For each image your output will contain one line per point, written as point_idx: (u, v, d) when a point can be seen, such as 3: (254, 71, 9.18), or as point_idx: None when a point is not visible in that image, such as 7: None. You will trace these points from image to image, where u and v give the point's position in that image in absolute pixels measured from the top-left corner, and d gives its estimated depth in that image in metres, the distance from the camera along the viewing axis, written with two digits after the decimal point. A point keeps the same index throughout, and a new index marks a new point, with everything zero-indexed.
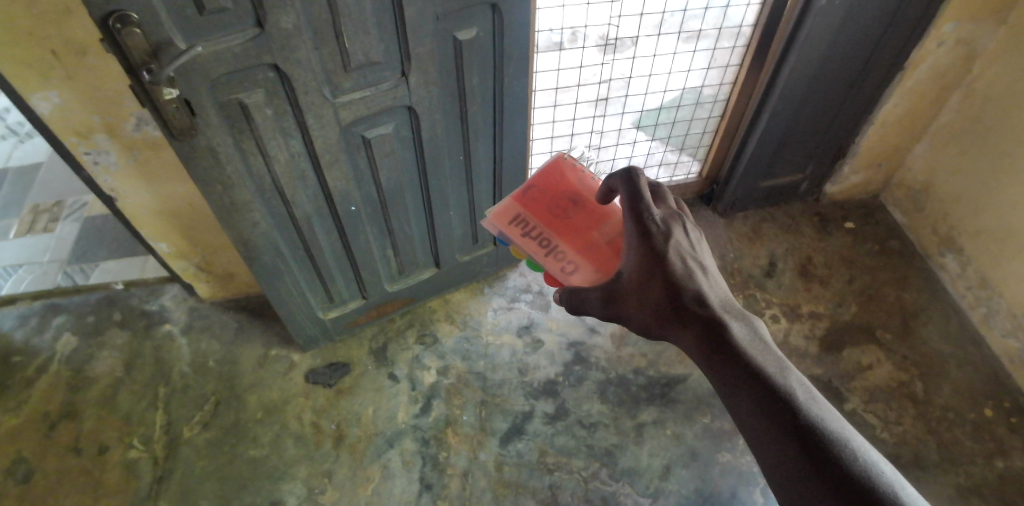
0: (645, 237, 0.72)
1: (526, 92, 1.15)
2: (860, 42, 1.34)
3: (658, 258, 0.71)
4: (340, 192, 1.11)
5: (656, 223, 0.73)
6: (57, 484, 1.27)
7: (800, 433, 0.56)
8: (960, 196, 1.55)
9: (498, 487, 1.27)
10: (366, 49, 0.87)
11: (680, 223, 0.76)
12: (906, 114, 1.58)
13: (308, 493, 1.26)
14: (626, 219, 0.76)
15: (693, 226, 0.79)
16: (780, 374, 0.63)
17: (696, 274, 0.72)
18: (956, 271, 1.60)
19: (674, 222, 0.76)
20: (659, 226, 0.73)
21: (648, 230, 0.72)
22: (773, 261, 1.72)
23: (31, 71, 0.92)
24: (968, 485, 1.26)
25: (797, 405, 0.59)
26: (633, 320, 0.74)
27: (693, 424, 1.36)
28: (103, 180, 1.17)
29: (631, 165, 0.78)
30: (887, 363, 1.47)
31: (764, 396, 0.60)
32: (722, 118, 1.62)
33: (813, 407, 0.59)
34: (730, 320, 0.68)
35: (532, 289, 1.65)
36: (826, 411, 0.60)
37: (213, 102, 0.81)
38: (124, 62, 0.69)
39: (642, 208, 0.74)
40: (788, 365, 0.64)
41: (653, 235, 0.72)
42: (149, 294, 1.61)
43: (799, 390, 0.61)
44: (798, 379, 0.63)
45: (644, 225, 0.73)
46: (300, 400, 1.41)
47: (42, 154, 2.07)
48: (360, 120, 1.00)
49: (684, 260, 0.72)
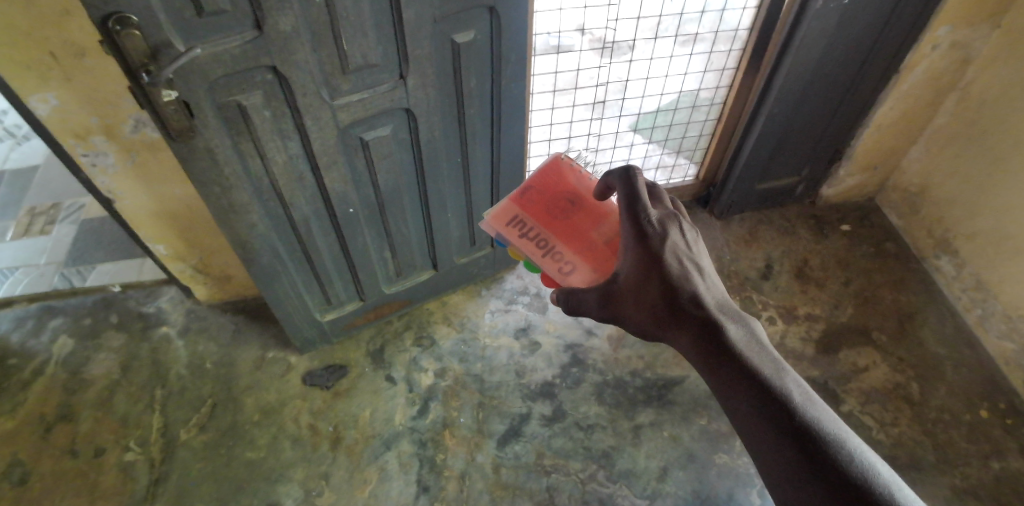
0: (642, 239, 0.72)
1: (524, 94, 1.16)
2: (855, 45, 1.35)
3: (655, 260, 0.71)
4: (338, 194, 1.12)
5: (654, 224, 0.73)
6: (53, 486, 1.27)
7: (798, 435, 0.56)
8: (955, 199, 1.56)
9: (496, 489, 1.27)
10: (365, 52, 0.88)
11: (678, 223, 0.76)
12: (901, 118, 1.59)
13: (304, 495, 1.26)
14: (624, 220, 0.76)
15: (691, 226, 0.79)
16: (777, 375, 0.63)
17: (694, 274, 0.73)
18: (951, 273, 1.61)
19: (672, 223, 0.75)
20: (656, 227, 0.73)
21: (646, 230, 0.72)
22: (770, 264, 1.72)
23: (30, 72, 0.92)
24: (964, 486, 1.26)
25: (795, 406, 0.59)
26: (631, 321, 0.74)
27: (690, 426, 1.36)
28: (101, 182, 1.17)
29: (630, 165, 0.78)
30: (883, 365, 1.48)
31: (761, 398, 0.60)
32: (718, 121, 1.63)
33: (810, 408, 0.59)
34: (727, 321, 0.68)
35: (529, 291, 1.65)
36: (823, 411, 0.60)
37: (212, 103, 0.81)
38: (123, 64, 0.69)
39: (639, 209, 0.74)
40: (785, 365, 0.65)
41: (651, 236, 0.72)
42: (146, 296, 1.61)
43: (796, 391, 0.61)
44: (795, 380, 0.63)
45: (642, 226, 0.73)
46: (298, 402, 1.41)
47: (40, 156, 2.07)
48: (358, 122, 1.00)
49: (681, 261, 0.72)
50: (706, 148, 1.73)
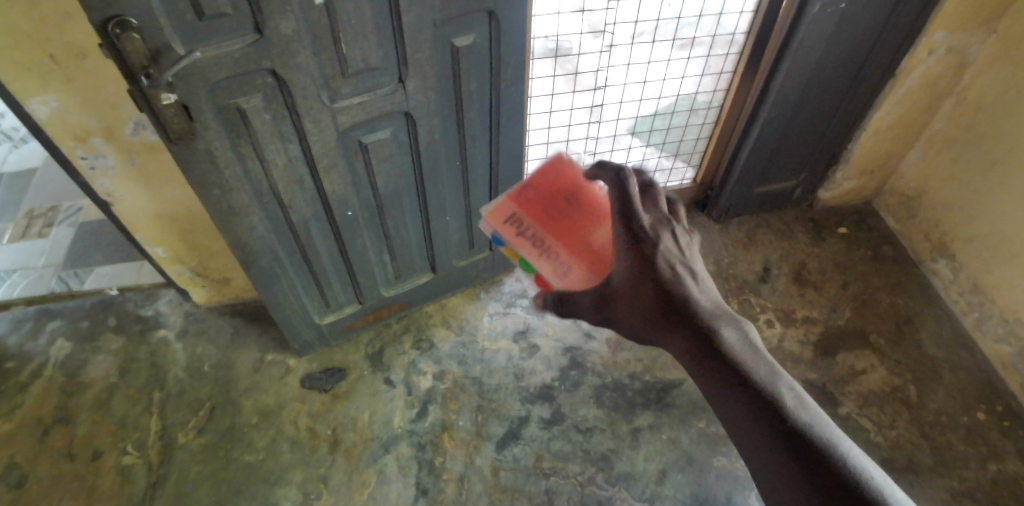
0: (636, 245, 0.72)
1: (523, 98, 1.16)
2: (852, 50, 1.36)
3: (648, 265, 0.71)
4: (338, 197, 1.12)
5: (645, 229, 0.73)
6: (49, 489, 1.26)
7: (789, 438, 0.57)
8: (952, 202, 1.57)
9: (494, 492, 1.27)
10: (365, 55, 0.88)
11: (670, 227, 0.76)
12: (897, 121, 1.60)
13: (302, 498, 1.26)
14: (615, 225, 0.75)
15: (683, 230, 0.79)
16: (769, 379, 0.63)
17: (686, 278, 0.73)
18: (948, 276, 1.62)
19: (664, 227, 0.76)
20: (649, 233, 0.72)
21: (638, 236, 0.72)
22: (768, 267, 1.73)
23: (30, 75, 0.93)
24: (962, 489, 1.26)
25: (786, 409, 0.60)
26: (626, 324, 0.75)
27: (689, 429, 1.36)
28: (100, 184, 1.18)
29: (619, 163, 0.75)
30: (881, 368, 1.48)
31: (752, 401, 0.61)
32: (716, 124, 1.64)
33: (802, 412, 0.60)
34: (721, 326, 0.69)
35: (528, 294, 1.65)
36: (815, 415, 0.61)
37: (212, 106, 0.82)
38: (123, 67, 0.69)
39: (630, 214, 0.73)
40: (777, 369, 0.65)
41: (643, 242, 0.72)
42: (144, 299, 1.61)
43: (788, 395, 0.62)
44: (788, 383, 0.64)
45: (634, 231, 0.72)
46: (296, 405, 1.41)
47: (38, 158, 2.06)
48: (357, 125, 1.00)
49: (674, 265, 0.72)
50: (704, 151, 1.74)
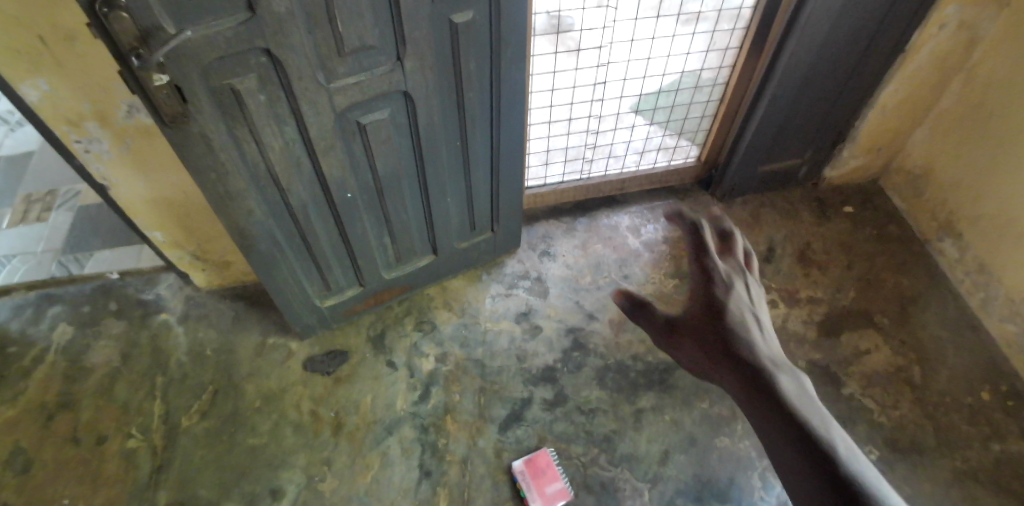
0: (709, 283, 0.91)
1: (523, 77, 1.13)
2: (861, 25, 1.32)
3: (717, 301, 0.88)
4: (336, 179, 1.10)
5: (720, 275, 0.92)
6: (56, 474, 1.27)
7: (826, 464, 0.64)
8: (960, 181, 1.54)
9: (497, 473, 1.27)
10: (361, 34, 0.85)
11: (743, 278, 0.94)
12: (906, 99, 1.56)
13: (307, 481, 1.27)
14: (695, 269, 0.95)
15: (755, 285, 0.96)
16: (819, 420, 0.71)
17: (751, 323, 0.87)
18: (954, 256, 1.60)
19: (737, 277, 0.94)
20: (722, 277, 0.92)
21: (713, 279, 0.91)
22: (772, 247, 1.71)
23: (18, 57, 0.90)
24: (964, 469, 1.27)
25: (830, 445, 0.67)
26: (690, 353, 0.88)
27: (691, 410, 1.36)
28: (95, 168, 1.15)
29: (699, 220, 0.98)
30: (885, 348, 1.47)
31: (797, 429, 0.69)
32: (720, 103, 1.60)
33: (846, 453, 0.66)
34: (779, 368, 0.79)
35: (530, 276, 1.64)
36: (860, 461, 0.66)
37: (205, 89, 0.79)
38: (112, 47, 0.67)
39: (709, 260, 0.94)
40: (828, 416, 0.72)
41: (716, 283, 0.91)
42: (145, 283, 1.60)
43: (838, 440, 0.68)
44: (838, 431, 0.70)
45: (710, 274, 0.92)
46: (298, 389, 1.41)
47: (34, 142, 2.04)
48: (354, 106, 0.98)
49: (742, 311, 0.88)
50: (709, 130, 1.70)
